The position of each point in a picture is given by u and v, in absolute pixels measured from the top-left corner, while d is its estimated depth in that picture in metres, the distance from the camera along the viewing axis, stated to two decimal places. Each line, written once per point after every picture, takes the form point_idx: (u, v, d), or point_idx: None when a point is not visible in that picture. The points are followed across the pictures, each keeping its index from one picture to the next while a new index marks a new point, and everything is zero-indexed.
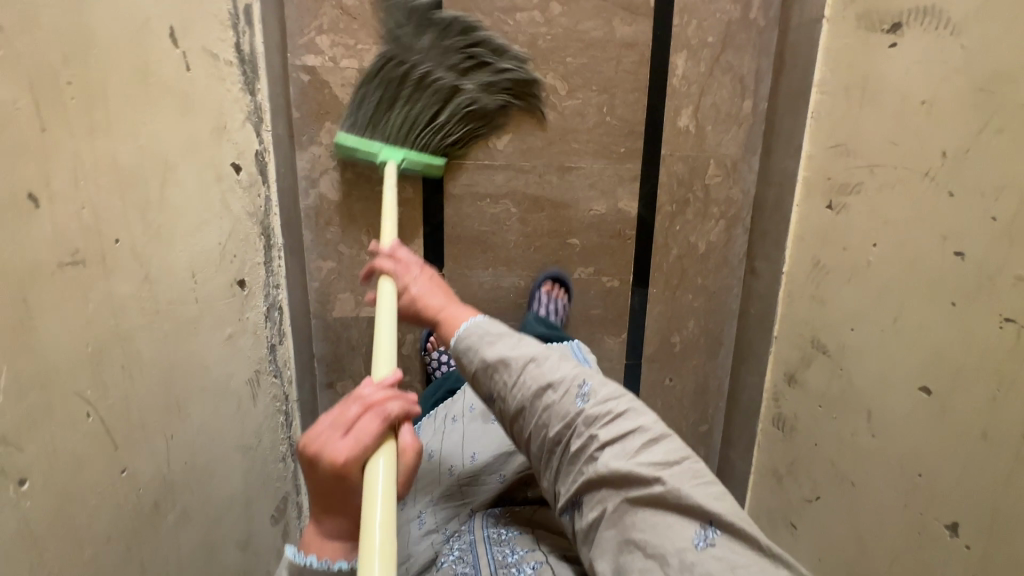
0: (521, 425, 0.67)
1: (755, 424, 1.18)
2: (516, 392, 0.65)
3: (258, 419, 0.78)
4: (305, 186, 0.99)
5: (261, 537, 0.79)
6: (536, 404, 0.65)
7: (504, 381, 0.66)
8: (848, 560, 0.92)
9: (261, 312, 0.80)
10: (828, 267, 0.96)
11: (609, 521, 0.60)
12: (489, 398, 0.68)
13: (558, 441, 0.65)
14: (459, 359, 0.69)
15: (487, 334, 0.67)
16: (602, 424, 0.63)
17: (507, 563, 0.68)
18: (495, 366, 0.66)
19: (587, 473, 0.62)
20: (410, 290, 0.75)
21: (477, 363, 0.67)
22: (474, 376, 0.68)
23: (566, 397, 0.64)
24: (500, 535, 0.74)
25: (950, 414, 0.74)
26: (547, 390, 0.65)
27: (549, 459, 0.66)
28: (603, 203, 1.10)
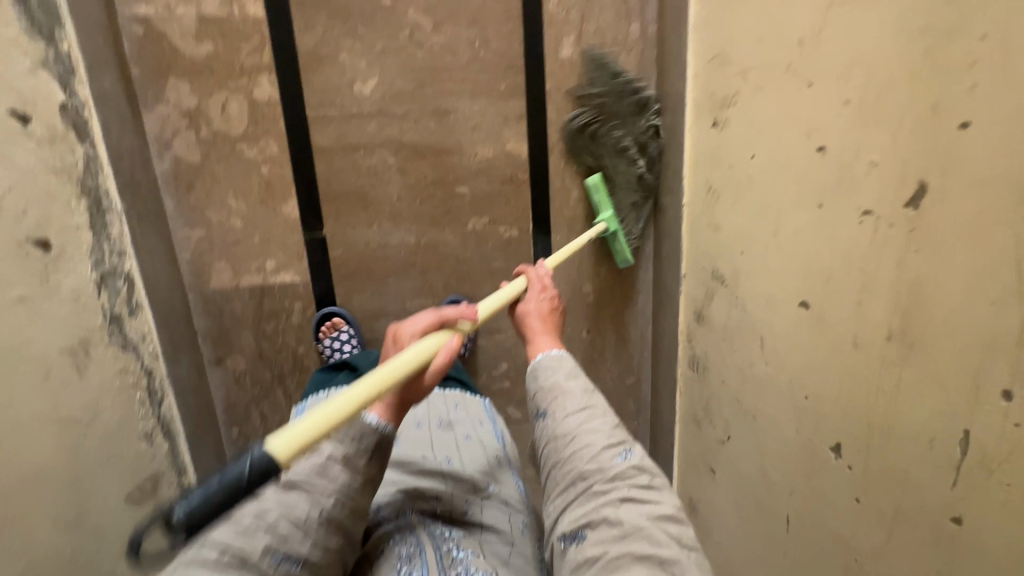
0: (554, 450, 0.66)
1: (676, 369, 1.12)
2: (567, 422, 0.67)
3: (92, 391, 0.73)
4: (157, 149, 0.92)
5: (110, 516, 0.74)
6: (579, 438, 0.65)
7: (562, 408, 0.68)
8: (756, 497, 0.87)
9: (89, 278, 0.75)
10: (718, 190, 0.89)
11: (606, 565, 0.55)
12: (538, 418, 0.70)
13: (583, 479, 0.62)
14: (534, 376, 0.74)
15: (568, 369, 0.73)
16: (633, 482, 0.61)
17: (455, 560, 0.64)
18: (561, 393, 0.70)
19: (601, 515, 0.59)
20: (527, 303, 0.86)
21: (546, 384, 0.71)
22: (535, 395, 0.72)
23: (609, 445, 0.64)
24: (444, 532, 0.70)
25: (824, 326, 0.67)
26: (594, 434, 0.65)
27: (567, 489, 0.63)
28: (489, 146, 1.03)
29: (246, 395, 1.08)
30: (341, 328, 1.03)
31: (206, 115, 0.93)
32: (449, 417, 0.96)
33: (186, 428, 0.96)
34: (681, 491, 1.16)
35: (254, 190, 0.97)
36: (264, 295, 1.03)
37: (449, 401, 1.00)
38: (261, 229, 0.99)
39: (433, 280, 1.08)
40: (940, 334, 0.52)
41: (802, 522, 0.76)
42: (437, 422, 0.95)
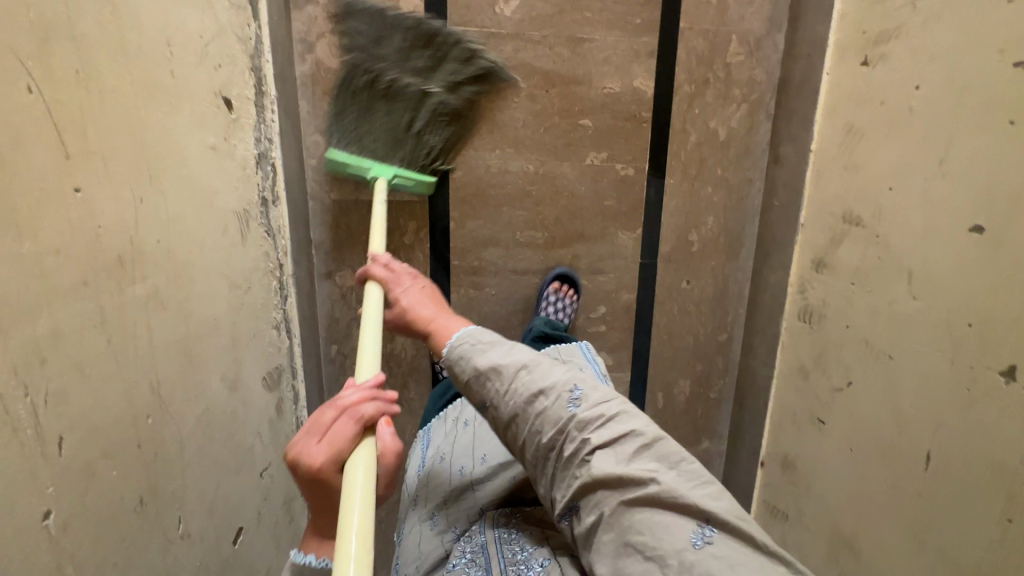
0: (513, 434, 0.61)
1: (779, 324, 1.11)
2: (507, 400, 0.60)
3: (248, 263, 0.73)
4: (300, 50, 0.93)
5: (251, 394, 0.73)
6: (527, 410, 0.59)
7: (495, 390, 0.60)
8: (883, 440, 0.85)
9: (252, 152, 0.74)
10: (862, 130, 0.89)
11: (606, 526, 0.55)
12: (480, 408, 0.63)
13: (552, 447, 0.58)
14: (449, 369, 0.64)
15: (480, 342, 0.63)
16: (594, 427, 0.57)
17: (516, 561, 0.63)
18: (485, 374, 0.61)
19: (580, 480, 0.56)
20: (401, 301, 0.71)
21: (469, 372, 0.62)
22: (468, 386, 0.63)
23: (556, 400, 0.58)
24: (509, 534, 0.68)
25: (1006, 247, 0.66)
26: (539, 396, 0.59)
27: (544, 465, 0.60)
28: (617, 80, 1.03)
29: (349, 312, 1.07)
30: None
31: (351, 20, 0.94)
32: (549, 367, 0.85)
33: (300, 333, 0.96)
34: (773, 448, 1.15)
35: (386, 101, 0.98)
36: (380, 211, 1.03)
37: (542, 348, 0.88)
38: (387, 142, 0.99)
39: (545, 213, 1.08)
40: None
41: (949, 458, 0.74)
42: None
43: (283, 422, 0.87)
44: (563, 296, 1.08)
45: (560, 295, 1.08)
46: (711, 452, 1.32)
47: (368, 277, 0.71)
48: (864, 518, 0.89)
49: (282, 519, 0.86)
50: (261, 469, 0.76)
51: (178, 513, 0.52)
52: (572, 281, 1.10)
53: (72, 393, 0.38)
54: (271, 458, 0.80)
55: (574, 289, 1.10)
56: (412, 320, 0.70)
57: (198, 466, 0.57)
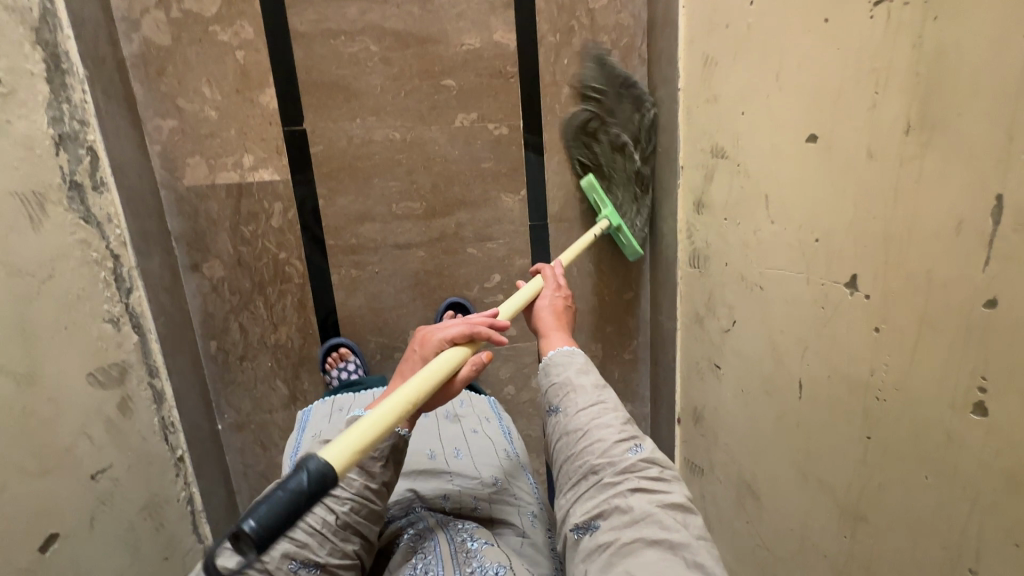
0: (566, 444, 0.63)
1: (676, 273, 1.07)
2: (580, 416, 0.63)
3: (47, 249, 0.67)
4: (125, 29, 0.88)
5: (68, 391, 0.68)
6: (591, 431, 0.61)
7: (574, 403, 0.65)
8: (765, 375, 0.82)
9: (44, 130, 0.69)
10: (715, 57, 0.86)
11: (616, 553, 0.51)
12: (550, 416, 0.67)
13: (594, 471, 0.58)
14: (546, 372, 0.70)
15: (580, 365, 0.70)
16: (646, 473, 0.57)
17: (468, 550, 0.62)
18: (573, 388, 0.66)
19: (610, 503, 0.55)
20: (540, 300, 0.83)
21: (560, 377, 0.68)
22: (548, 392, 0.68)
23: (621, 438, 0.60)
24: (456, 524, 0.68)
25: (835, 152, 0.63)
26: (608, 426, 0.61)
27: (579, 481, 0.59)
28: (476, 35, 0.99)
29: (224, 305, 1.02)
30: (347, 358, 1.05)
31: None
32: (455, 412, 0.97)
33: (159, 329, 0.91)
34: (685, 403, 1.11)
35: (229, 77, 0.93)
36: (241, 194, 0.98)
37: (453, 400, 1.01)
38: (236, 120, 0.94)
39: (420, 181, 1.04)
40: (964, 102, 0.48)
41: (815, 382, 0.71)
42: (444, 416, 0.96)
43: (133, 421, 0.81)
44: None
45: None
46: (635, 416, 1.28)
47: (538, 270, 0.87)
48: (758, 460, 0.86)
49: (143, 524, 0.80)
50: (92, 470, 0.71)
51: None
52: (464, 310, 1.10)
53: None
54: (111, 459, 0.75)
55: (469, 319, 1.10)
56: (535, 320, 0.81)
57: None
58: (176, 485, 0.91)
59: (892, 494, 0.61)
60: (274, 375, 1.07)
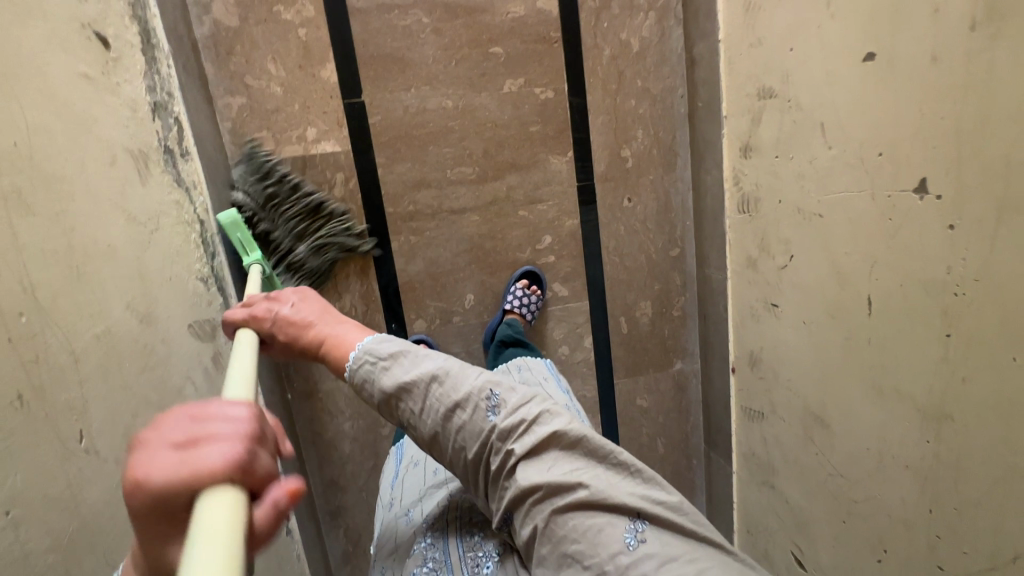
0: (438, 452, 0.61)
1: (723, 223, 1.10)
2: (427, 418, 0.60)
3: (153, 204, 0.72)
4: (197, 12, 0.93)
5: (175, 338, 0.72)
6: (447, 426, 0.60)
7: (412, 410, 0.61)
8: (830, 301, 0.84)
9: (144, 96, 0.74)
10: (759, 2, 0.89)
11: (542, 534, 0.56)
12: (403, 426, 0.63)
13: (479, 462, 0.60)
14: (363, 393, 0.63)
15: (381, 359, 0.62)
16: (516, 436, 0.59)
17: (473, 545, 0.70)
18: (398, 395, 0.61)
19: (509, 490, 0.58)
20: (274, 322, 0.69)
21: (379, 394, 0.61)
22: (382, 407, 0.62)
23: (474, 414, 0.59)
24: (472, 517, 0.74)
25: (896, 64, 0.66)
26: (457, 410, 0.60)
27: (475, 479, 0.61)
28: (520, 3, 1.04)
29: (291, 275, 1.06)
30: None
31: None
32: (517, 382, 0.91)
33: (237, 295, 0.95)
34: (740, 351, 1.13)
35: (292, 54, 0.98)
36: (305, 166, 1.03)
37: (513, 366, 0.97)
38: (300, 96, 0.99)
39: (472, 146, 1.08)
40: None
41: (885, 295, 0.73)
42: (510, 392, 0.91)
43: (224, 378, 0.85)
44: (529, 293, 1.12)
45: (528, 292, 1.12)
46: (685, 373, 1.30)
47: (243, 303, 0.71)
48: (825, 389, 0.88)
49: None
50: None
51: (78, 426, 0.51)
52: (537, 280, 1.14)
53: None
54: None
55: (540, 289, 1.15)
56: (296, 340, 0.68)
57: (102, 385, 0.55)
58: None
59: (979, 384, 0.63)
60: None
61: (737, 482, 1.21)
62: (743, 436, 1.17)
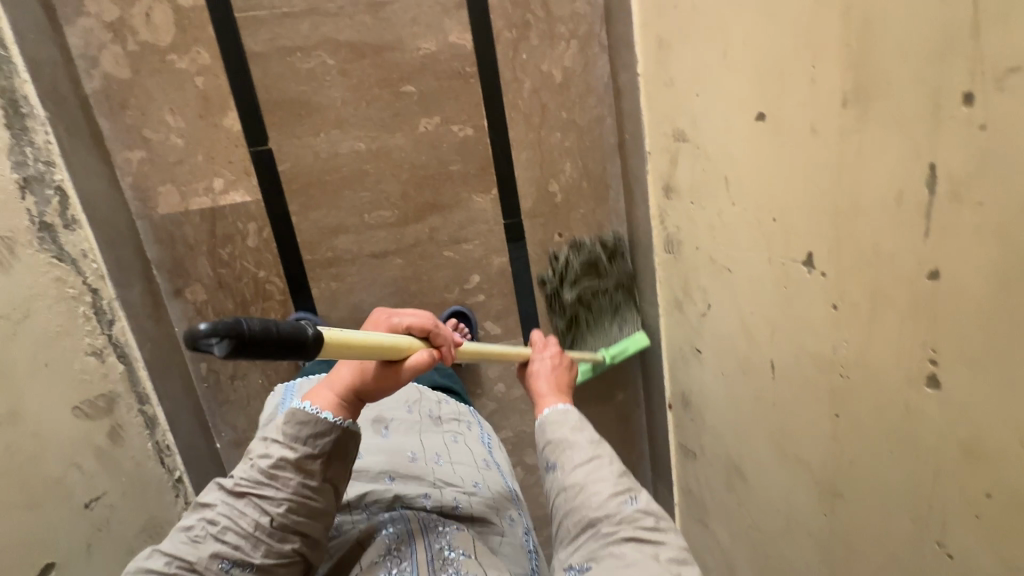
0: (563, 497, 0.65)
1: (653, 259, 1.07)
2: (578, 471, 0.66)
3: (23, 290, 0.69)
4: (84, 66, 0.89)
5: (51, 426, 0.70)
6: (587, 486, 0.64)
7: (570, 458, 0.67)
8: (740, 358, 0.81)
9: (8, 176, 0.71)
10: (669, 40, 0.84)
11: None
12: (549, 469, 0.69)
13: (591, 526, 0.62)
14: (546, 427, 0.72)
15: (579, 419, 0.72)
16: (639, 524, 0.61)
17: (445, 558, 0.67)
18: (570, 443, 0.69)
19: (605, 558, 0.59)
20: (534, 364, 0.87)
21: (557, 433, 0.70)
22: (546, 445, 0.70)
23: (617, 491, 0.63)
24: (438, 526, 0.73)
25: (783, 129, 0.62)
26: (605, 481, 0.64)
27: (576, 535, 0.63)
28: (431, 38, 0.99)
29: None
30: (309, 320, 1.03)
31: (130, 25, 0.89)
32: (438, 412, 0.99)
33: (146, 355, 0.93)
34: (674, 389, 1.11)
35: (191, 104, 0.94)
36: (215, 218, 1.00)
37: (442, 399, 1.02)
38: (203, 146, 0.96)
39: (390, 189, 1.04)
40: (894, 70, 0.47)
41: (784, 361, 0.71)
42: (427, 417, 0.97)
43: (125, 449, 0.84)
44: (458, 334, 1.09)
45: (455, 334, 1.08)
46: (628, 403, 1.28)
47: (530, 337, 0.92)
48: (741, 441, 0.86)
49: (144, 546, 0.83)
50: (85, 499, 0.73)
51: None
52: (466, 320, 1.11)
53: None
54: (106, 486, 0.77)
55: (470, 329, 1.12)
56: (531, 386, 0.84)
57: None
58: (177, 505, 0.94)
59: (863, 470, 0.60)
60: (265, 391, 1.09)
61: (677, 515, 1.20)
62: (680, 472, 1.15)
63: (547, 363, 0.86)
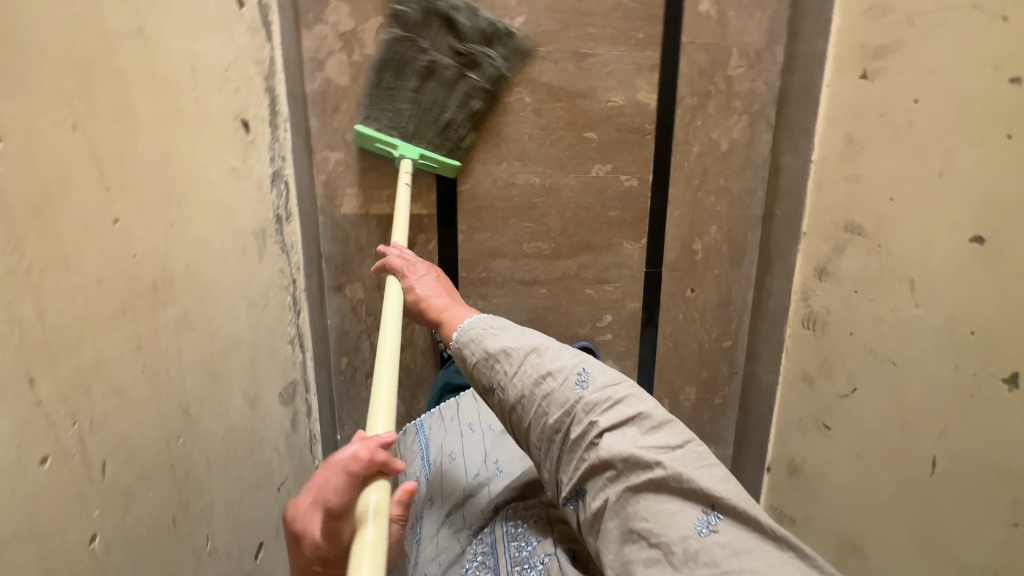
0: (519, 416, 0.59)
1: (783, 329, 1.12)
2: (515, 382, 0.59)
3: (265, 280, 0.74)
4: (311, 68, 0.95)
5: (268, 410, 0.73)
6: (534, 393, 0.58)
7: (504, 371, 0.59)
8: (889, 446, 0.86)
9: (266, 171, 0.76)
10: (862, 140, 0.91)
11: (612, 510, 0.53)
12: (489, 393, 0.62)
13: (557, 430, 0.56)
14: (462, 356, 0.63)
15: (488, 326, 0.63)
16: (602, 409, 0.55)
17: (520, 559, 0.65)
18: (496, 357, 0.60)
19: (588, 462, 0.55)
20: (415, 288, 0.77)
21: (478, 355, 0.62)
22: (475, 372, 0.62)
23: (563, 382, 0.57)
24: (515, 527, 0.70)
25: (1006, 258, 0.69)
26: (547, 377, 0.58)
27: (549, 449, 0.58)
28: (621, 93, 1.05)
29: (359, 325, 1.08)
30: None
31: (360, 38, 0.95)
32: None
33: (312, 345, 0.97)
34: (779, 454, 1.15)
35: None
36: (389, 225, 1.04)
37: None
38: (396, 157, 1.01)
39: (552, 223, 1.10)
40: None
41: (954, 462, 0.76)
42: None
43: (296, 435, 0.87)
44: None
45: None
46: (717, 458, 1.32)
47: (388, 267, 0.80)
48: (868, 522, 0.91)
49: None
50: (279, 483, 0.77)
51: (206, 532, 0.54)
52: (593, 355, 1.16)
53: (113, 417, 0.39)
54: (287, 472, 0.81)
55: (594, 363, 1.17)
56: (427, 307, 0.74)
57: (223, 480, 0.58)
58: None
59: None
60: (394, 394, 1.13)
61: None
62: None
63: (428, 281, 0.78)
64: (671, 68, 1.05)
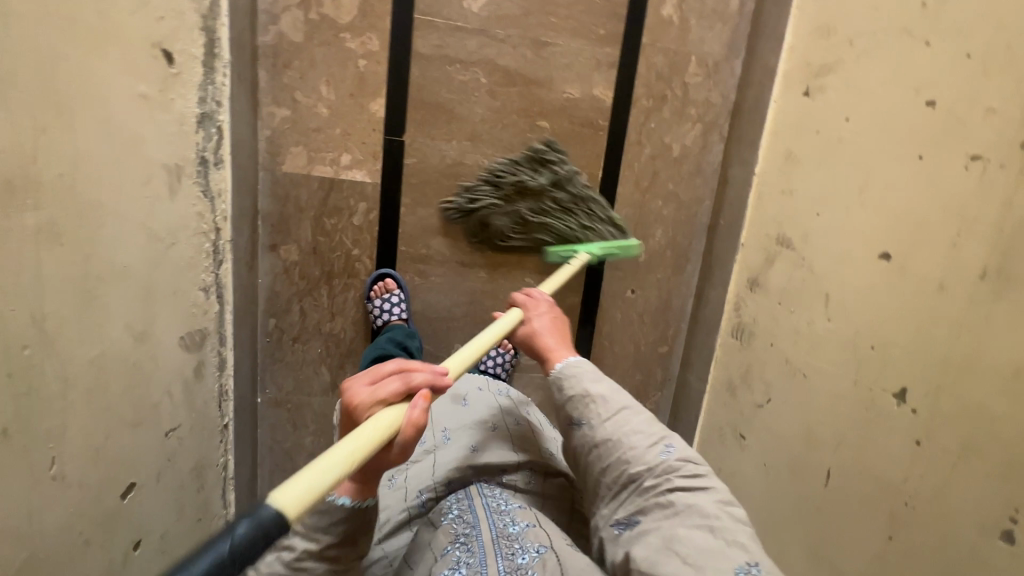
0: (597, 455, 0.63)
1: (715, 338, 1.13)
2: (607, 425, 0.63)
3: (176, 218, 0.72)
4: (264, 21, 0.94)
5: (162, 349, 0.72)
6: (620, 440, 0.62)
7: (596, 413, 0.65)
8: (793, 458, 0.87)
9: (192, 110, 0.75)
10: (799, 156, 0.92)
11: (656, 541, 0.53)
12: (573, 428, 0.66)
13: (632, 477, 0.59)
14: (562, 386, 0.69)
15: (593, 375, 0.69)
16: (681, 471, 0.58)
17: (509, 535, 0.59)
18: (594, 400, 0.66)
19: (651, 502, 0.57)
20: (533, 323, 0.79)
21: (576, 390, 0.67)
22: (568, 407, 0.67)
23: (650, 442, 0.61)
24: (500, 504, 0.65)
25: (909, 275, 0.70)
26: (637, 434, 0.62)
27: (616, 488, 0.60)
28: (577, 86, 1.06)
29: (291, 287, 1.06)
30: (391, 290, 1.06)
31: None
32: (508, 392, 0.93)
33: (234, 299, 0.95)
34: None
35: (347, 81, 0.99)
36: (331, 188, 1.03)
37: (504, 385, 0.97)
38: (343, 121, 1.00)
39: None
40: None
41: (846, 475, 0.76)
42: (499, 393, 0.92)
43: (201, 385, 0.85)
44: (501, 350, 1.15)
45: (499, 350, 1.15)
46: None
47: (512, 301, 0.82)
48: (768, 533, 0.90)
49: (190, 484, 0.85)
50: (166, 429, 0.74)
51: (50, 452, 0.52)
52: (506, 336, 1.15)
53: None
54: (181, 419, 0.79)
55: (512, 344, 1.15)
56: (535, 343, 0.77)
57: (84, 405, 0.56)
58: (218, 451, 0.94)
59: None
60: (320, 362, 1.11)
61: None
62: None
63: (546, 320, 0.79)
64: (629, 68, 1.07)
